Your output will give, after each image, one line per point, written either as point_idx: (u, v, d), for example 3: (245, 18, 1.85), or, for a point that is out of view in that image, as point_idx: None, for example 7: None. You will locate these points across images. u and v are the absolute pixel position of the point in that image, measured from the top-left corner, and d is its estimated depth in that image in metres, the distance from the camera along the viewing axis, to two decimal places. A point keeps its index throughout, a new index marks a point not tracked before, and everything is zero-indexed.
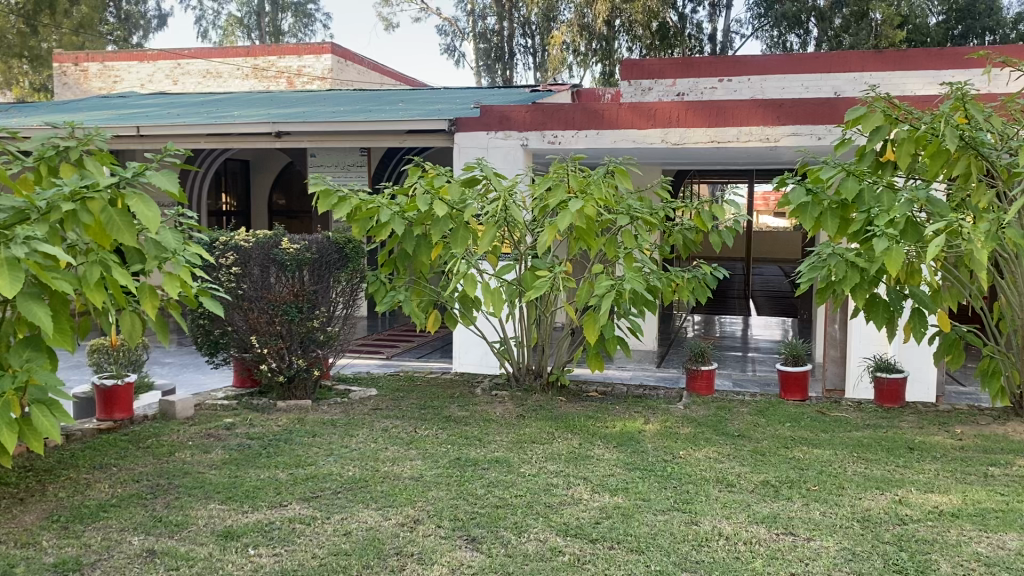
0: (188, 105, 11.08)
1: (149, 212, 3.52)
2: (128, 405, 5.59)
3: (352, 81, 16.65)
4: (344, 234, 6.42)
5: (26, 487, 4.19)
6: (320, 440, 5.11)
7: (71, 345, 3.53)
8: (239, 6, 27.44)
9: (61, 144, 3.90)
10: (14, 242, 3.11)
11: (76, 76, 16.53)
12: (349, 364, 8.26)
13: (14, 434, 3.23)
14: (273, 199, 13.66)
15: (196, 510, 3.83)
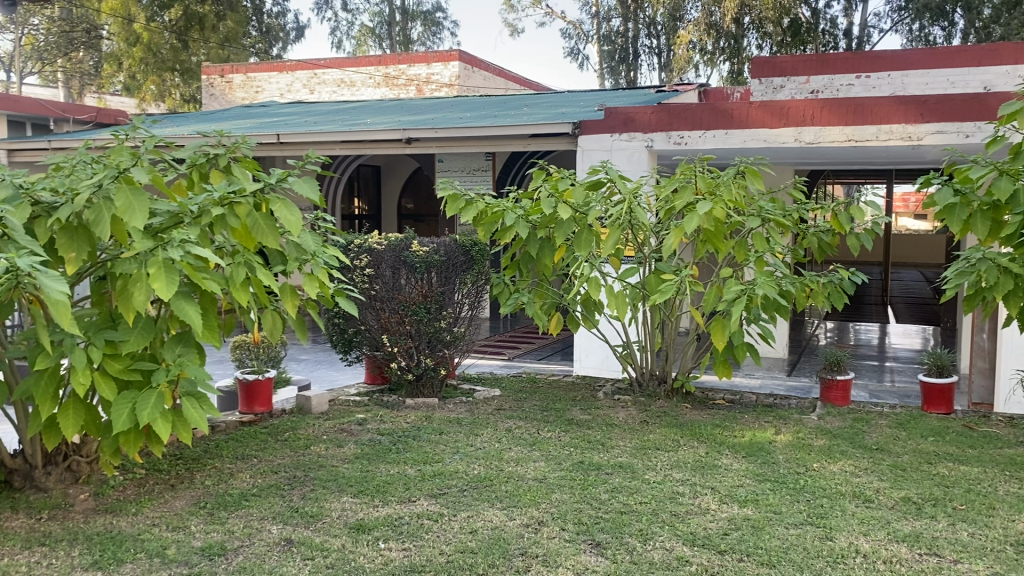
0: (324, 114, 11.55)
1: (292, 217, 3.69)
2: (267, 399, 5.87)
3: (478, 87, 16.92)
4: (470, 236, 6.51)
5: (176, 474, 4.46)
6: (447, 438, 5.21)
7: (218, 342, 3.74)
8: (371, 17, 28.38)
9: (211, 152, 4.14)
10: (170, 245, 3.32)
11: (222, 87, 17.52)
12: (474, 364, 8.39)
13: (168, 425, 3.45)
14: (402, 203, 14.03)
15: (330, 502, 3.97)
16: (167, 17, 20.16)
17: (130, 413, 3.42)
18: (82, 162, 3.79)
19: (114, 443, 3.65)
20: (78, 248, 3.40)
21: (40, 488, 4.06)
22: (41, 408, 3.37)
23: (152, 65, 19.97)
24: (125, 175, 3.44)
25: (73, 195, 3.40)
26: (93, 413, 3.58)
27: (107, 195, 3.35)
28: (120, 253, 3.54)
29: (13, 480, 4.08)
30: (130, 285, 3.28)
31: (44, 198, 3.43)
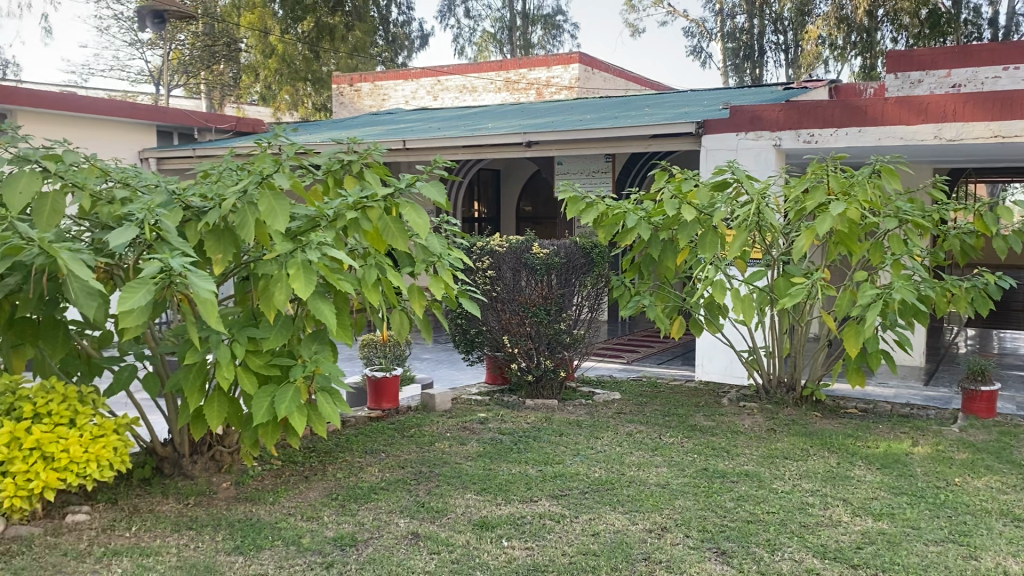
0: (447, 119, 11.81)
1: (420, 220, 3.78)
2: (394, 397, 6.05)
3: (598, 88, 16.87)
4: (591, 239, 6.49)
5: (310, 466, 4.66)
6: (567, 439, 5.23)
7: (350, 340, 3.89)
8: (493, 23, 28.74)
9: (346, 158, 4.31)
10: (309, 247, 3.48)
11: (351, 96, 18.20)
12: (594, 367, 8.37)
13: (303, 418, 3.61)
14: (522, 207, 14.13)
15: (454, 499, 4.06)
16: (300, 29, 21.10)
17: (269, 406, 3.60)
18: (228, 169, 4.02)
19: (254, 435, 3.84)
20: (225, 250, 3.63)
21: (188, 476, 4.33)
22: (190, 399, 3.59)
23: (286, 75, 20.83)
24: (268, 180, 3.63)
25: (220, 200, 3.62)
26: (236, 406, 3.79)
27: (251, 199, 3.54)
28: (262, 255, 3.74)
29: (164, 466, 4.37)
30: (271, 285, 3.46)
31: (195, 203, 3.67)
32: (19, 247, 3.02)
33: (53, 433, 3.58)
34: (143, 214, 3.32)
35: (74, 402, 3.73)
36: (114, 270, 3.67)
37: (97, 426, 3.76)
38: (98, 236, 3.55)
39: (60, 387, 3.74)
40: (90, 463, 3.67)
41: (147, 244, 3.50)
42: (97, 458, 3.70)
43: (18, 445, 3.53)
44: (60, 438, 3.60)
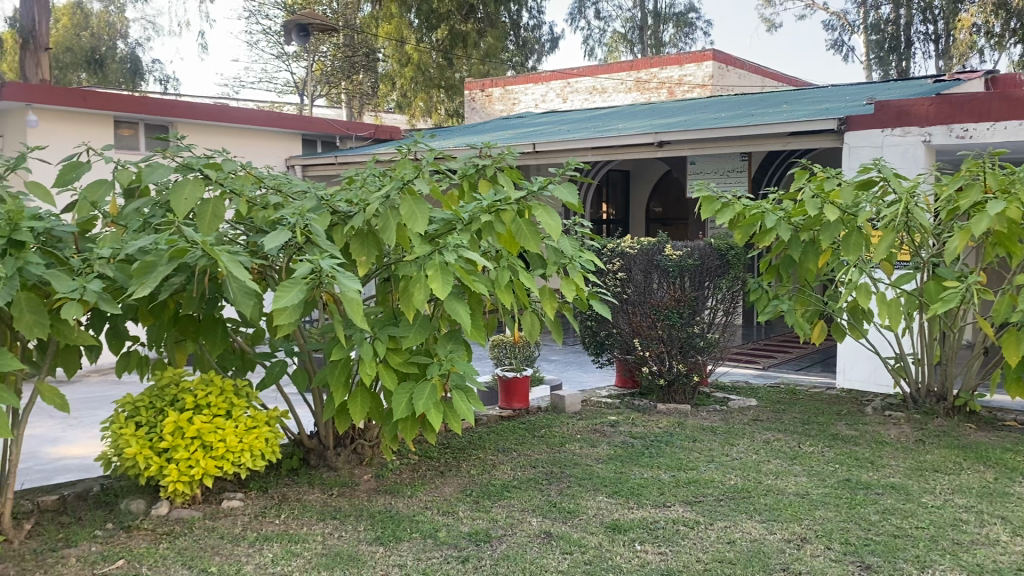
0: (577, 121, 11.84)
1: (552, 221, 3.82)
2: (524, 397, 6.12)
3: (733, 85, 16.47)
4: (726, 240, 6.34)
5: (445, 462, 4.79)
6: (701, 445, 5.14)
7: (485, 340, 3.97)
8: (624, 23, 28.49)
9: (480, 163, 4.40)
10: (446, 249, 3.58)
11: (483, 101, 18.48)
12: (728, 372, 8.18)
13: (440, 415, 3.71)
14: (652, 208, 13.97)
15: (586, 500, 4.07)
16: (434, 37, 21.68)
17: (408, 403, 3.72)
18: (371, 175, 4.19)
19: (394, 430, 3.98)
20: (368, 252, 3.79)
21: (332, 467, 4.53)
22: (335, 394, 3.76)
23: (421, 83, 21.52)
24: (409, 185, 3.75)
25: (364, 204, 3.78)
26: (377, 402, 3.94)
27: (393, 204, 3.68)
28: (402, 257, 3.88)
29: (310, 458, 4.61)
30: (411, 285, 3.58)
31: (342, 208, 3.84)
32: (185, 249, 3.26)
33: (212, 423, 3.84)
34: (295, 218, 3.51)
35: (230, 394, 3.97)
36: (267, 271, 3.90)
37: (251, 418, 4.00)
38: (253, 239, 3.78)
39: (218, 380, 4.00)
40: (244, 453, 3.91)
41: (297, 247, 3.70)
42: (250, 448, 3.94)
43: (181, 434, 3.80)
44: (218, 428, 3.85)
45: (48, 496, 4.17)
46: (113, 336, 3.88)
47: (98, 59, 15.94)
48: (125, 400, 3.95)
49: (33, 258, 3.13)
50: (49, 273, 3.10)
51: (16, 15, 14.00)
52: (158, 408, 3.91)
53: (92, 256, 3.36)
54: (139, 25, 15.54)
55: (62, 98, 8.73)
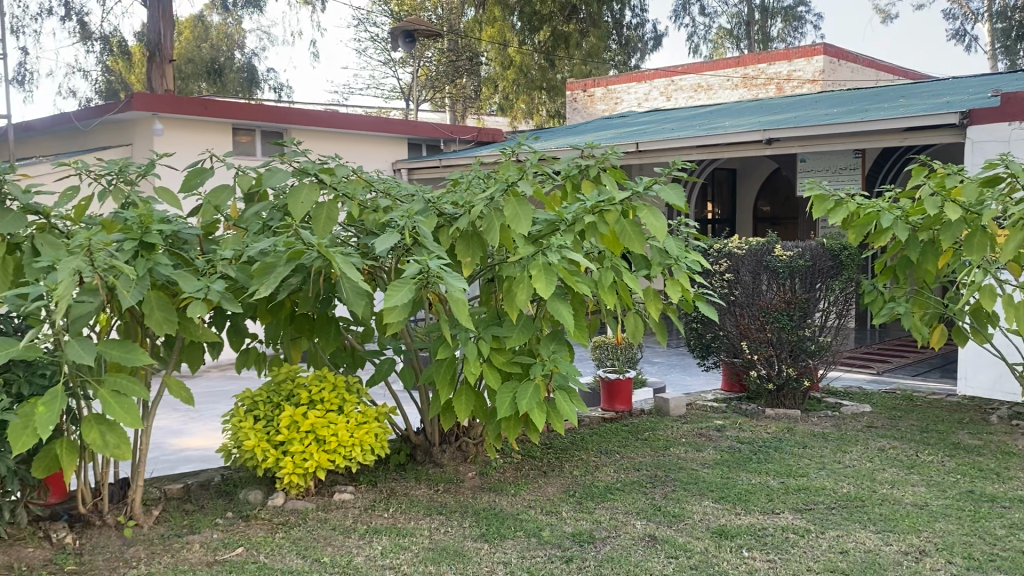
0: (682, 119, 11.68)
1: (658, 222, 3.78)
2: (627, 399, 6.08)
3: (845, 80, 15.87)
4: (839, 240, 6.16)
5: (548, 462, 4.81)
6: (811, 452, 4.99)
7: (587, 341, 3.97)
8: (729, 18, 27.88)
9: (584, 163, 4.39)
10: (549, 250, 3.59)
11: (584, 101, 18.38)
12: (839, 376, 7.91)
13: (543, 415, 3.74)
14: (760, 207, 13.64)
15: (692, 505, 4.01)
16: (537, 38, 21.78)
17: (511, 402, 3.75)
18: (476, 177, 4.25)
19: (497, 429, 4.03)
20: (473, 253, 3.85)
21: (437, 464, 4.62)
22: (441, 391, 3.83)
23: (523, 85, 21.70)
24: (513, 187, 3.79)
25: (469, 206, 3.84)
26: (481, 400, 3.99)
27: (498, 205, 3.73)
28: (506, 257, 3.92)
29: (416, 453, 4.71)
30: (514, 285, 3.61)
31: (448, 210, 3.92)
32: (301, 251, 3.40)
33: (325, 418, 3.97)
34: (403, 220, 3.60)
35: (341, 390, 4.10)
36: (376, 272, 4.01)
37: (362, 413, 4.12)
38: (363, 241, 3.90)
39: (331, 376, 4.14)
40: (355, 447, 4.04)
41: (405, 248, 3.79)
42: (361, 443, 4.06)
43: (296, 428, 3.95)
44: (331, 423, 3.98)
45: (174, 485, 4.41)
46: (233, 333, 4.06)
47: (218, 69, 16.70)
48: (244, 394, 4.14)
49: (161, 260, 3.31)
50: (176, 273, 3.28)
51: (144, 30, 14.82)
52: (274, 402, 4.08)
53: (216, 257, 3.54)
54: (256, 36, 16.20)
55: (186, 108, 9.20)
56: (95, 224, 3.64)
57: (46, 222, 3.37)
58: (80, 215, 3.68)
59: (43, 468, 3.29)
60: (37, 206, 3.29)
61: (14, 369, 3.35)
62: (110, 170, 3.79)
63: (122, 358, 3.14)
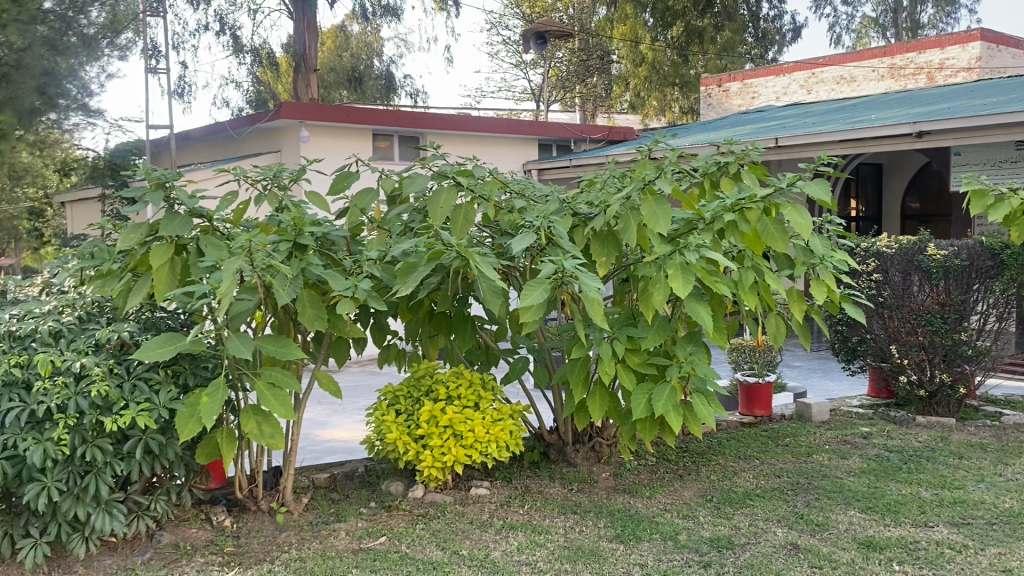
0: (824, 113, 11.24)
1: (802, 219, 3.70)
2: (767, 403, 5.90)
3: (1005, 67, 14.81)
4: (1001, 238, 5.74)
5: (685, 466, 4.74)
6: (969, 463, 4.69)
7: (725, 343, 3.89)
8: (875, 6, 26.60)
9: (723, 161, 4.31)
10: (688, 249, 3.54)
11: (719, 96, 18.03)
12: (998, 384, 7.42)
13: (679, 418, 3.69)
14: (909, 203, 12.99)
15: (837, 514, 3.86)
16: (670, 34, 21.45)
17: (647, 403, 3.72)
18: (610, 177, 4.24)
19: (632, 430, 3.99)
20: (608, 253, 3.86)
21: (571, 463, 4.63)
22: (575, 391, 3.84)
23: (655, 82, 21.48)
24: (650, 185, 3.75)
25: (606, 206, 3.84)
26: (616, 401, 3.97)
27: (634, 205, 3.71)
28: (642, 257, 3.90)
29: (550, 452, 4.73)
30: (651, 286, 3.58)
31: (583, 210, 3.93)
32: (440, 251, 3.49)
33: (462, 414, 4.07)
34: (539, 220, 3.62)
35: (477, 387, 4.19)
36: (511, 271, 4.07)
37: (497, 411, 4.19)
38: (500, 241, 3.96)
39: (467, 373, 4.24)
40: (491, 443, 4.11)
41: (541, 248, 3.83)
42: (496, 439, 4.12)
43: (435, 423, 4.07)
44: (467, 419, 4.07)
45: (321, 474, 4.63)
46: (375, 330, 4.22)
47: (358, 77, 17.33)
48: (386, 388, 4.30)
49: (313, 260, 3.48)
50: (326, 273, 3.44)
51: (291, 41, 15.60)
52: (415, 397, 4.22)
53: (362, 257, 3.70)
54: (393, 44, 16.73)
55: (330, 115, 9.59)
56: (252, 227, 3.86)
57: (209, 225, 3.59)
58: (239, 218, 3.91)
59: (205, 454, 3.51)
60: (201, 210, 3.51)
61: (181, 361, 3.60)
62: (265, 175, 4.00)
63: (277, 353, 3.32)
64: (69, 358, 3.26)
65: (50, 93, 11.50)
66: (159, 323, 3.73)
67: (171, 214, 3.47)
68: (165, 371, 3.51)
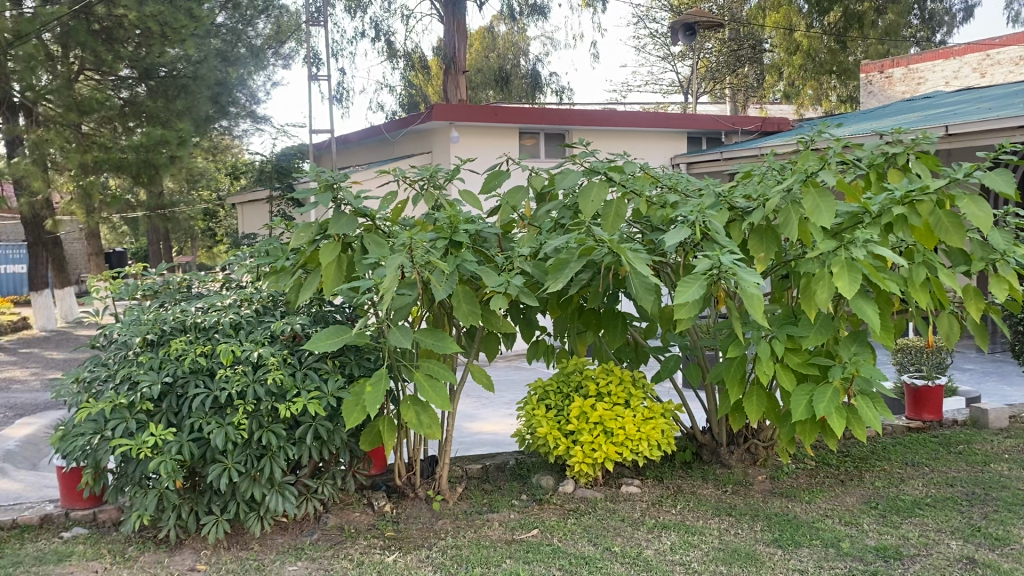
0: (1001, 97, 10.43)
1: (981, 212, 3.51)
2: (937, 408, 5.55)
3: None
4: None
5: (846, 471, 4.54)
6: None
7: (893, 343, 3.71)
8: None
9: (891, 151, 4.11)
10: (854, 244, 3.38)
11: (881, 83, 17.03)
12: None
13: (843, 420, 3.54)
14: None
15: (1019, 528, 3.59)
16: (826, 21, 20.52)
17: (807, 405, 3.59)
18: (769, 170, 4.11)
19: (791, 432, 3.87)
20: (767, 248, 3.76)
21: (725, 465, 4.52)
22: (731, 391, 3.75)
23: (811, 70, 20.62)
24: (812, 177, 3.63)
25: (764, 199, 3.73)
26: (774, 401, 3.86)
27: (796, 198, 3.60)
28: (803, 252, 3.77)
29: (703, 452, 4.64)
30: (813, 283, 3.45)
31: (740, 204, 3.82)
32: (592, 247, 3.48)
33: (612, 411, 4.06)
34: (693, 215, 3.55)
35: (629, 385, 4.18)
36: (663, 268, 4.03)
37: (648, 408, 4.16)
38: (651, 237, 3.93)
39: (617, 369, 4.23)
40: (642, 442, 4.08)
41: (696, 243, 3.76)
42: (648, 437, 4.10)
43: (586, 419, 4.08)
44: (618, 416, 4.06)
45: (474, 465, 4.74)
46: (525, 325, 4.27)
47: (505, 77, 17.52)
48: (537, 383, 4.36)
49: (468, 257, 3.56)
50: (480, 269, 3.51)
51: (441, 44, 16.06)
52: (565, 393, 4.25)
53: (513, 254, 3.74)
54: (539, 42, 16.86)
55: (476, 114, 9.73)
56: (410, 225, 3.99)
57: (372, 224, 3.75)
58: (398, 216, 4.05)
59: (368, 442, 3.68)
60: (366, 210, 3.68)
61: (347, 353, 3.81)
62: (422, 175, 4.14)
63: (434, 346, 3.43)
64: (248, 348, 3.53)
65: (223, 101, 12.81)
66: (326, 317, 3.96)
67: (338, 213, 3.64)
68: (332, 362, 3.72)
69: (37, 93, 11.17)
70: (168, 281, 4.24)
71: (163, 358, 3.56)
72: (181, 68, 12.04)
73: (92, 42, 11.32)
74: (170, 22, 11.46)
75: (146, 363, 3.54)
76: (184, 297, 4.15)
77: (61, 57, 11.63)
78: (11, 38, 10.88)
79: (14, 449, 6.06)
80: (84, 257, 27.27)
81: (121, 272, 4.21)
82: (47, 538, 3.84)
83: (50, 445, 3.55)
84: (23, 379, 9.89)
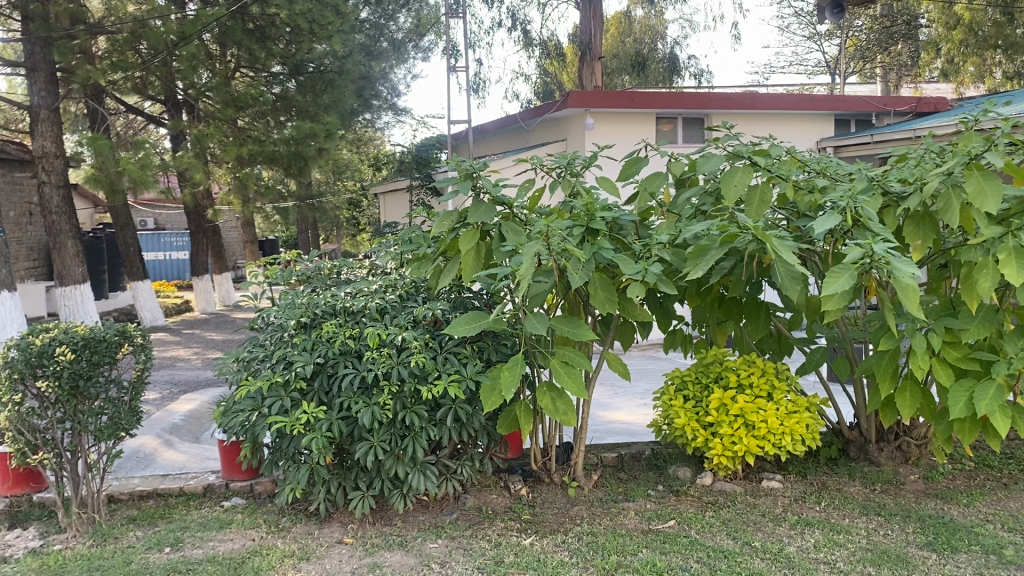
0: None
1: None
2: None
3: None
4: None
5: (1009, 474, 4.24)
6: None
7: None
8: None
9: None
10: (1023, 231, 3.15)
11: None
12: None
13: (1007, 419, 3.31)
14: None
15: None
16: None
17: (967, 401, 3.38)
18: (926, 152, 3.88)
19: (948, 430, 3.65)
20: (924, 236, 3.57)
21: (874, 462, 4.32)
22: (882, 384, 3.58)
23: (973, 46, 19.08)
24: (976, 160, 3.41)
25: (922, 183, 3.52)
26: (929, 398, 3.66)
27: (957, 181, 3.39)
28: (965, 240, 3.56)
29: (850, 449, 4.44)
30: (976, 272, 3.24)
31: (895, 188, 3.63)
32: (735, 234, 3.37)
33: (754, 403, 3.96)
34: (845, 200, 3.39)
35: (772, 377, 4.06)
36: (810, 256, 3.88)
37: (792, 402, 4.04)
38: (799, 224, 3.79)
39: (759, 361, 4.13)
40: (786, 436, 3.95)
41: (846, 230, 3.59)
42: (791, 432, 3.97)
43: (726, 411, 3.99)
44: (760, 409, 3.95)
45: (609, 453, 4.72)
46: (661, 314, 4.20)
47: (641, 62, 17.22)
48: (674, 373, 4.30)
49: (605, 245, 3.54)
50: (617, 257, 3.49)
51: (577, 31, 16.00)
52: (704, 384, 4.17)
53: (652, 242, 3.69)
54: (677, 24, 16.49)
55: (613, 101, 9.69)
56: (547, 213, 4.02)
57: (510, 212, 3.79)
58: (535, 204, 4.08)
59: (506, 426, 3.74)
60: (504, 198, 3.72)
61: (485, 339, 3.89)
62: (559, 163, 4.15)
63: (571, 333, 3.45)
64: (393, 332, 3.66)
65: (365, 95, 13.50)
66: (466, 304, 4.04)
67: (477, 202, 3.70)
68: (472, 346, 3.82)
69: (199, 90, 11.77)
70: (319, 267, 4.45)
71: (315, 340, 3.74)
72: (328, 63, 12.73)
73: (247, 41, 11.93)
74: (318, 20, 11.88)
75: (300, 344, 3.73)
76: (334, 282, 4.36)
77: (219, 55, 12.38)
78: (176, 40, 11.31)
79: (179, 423, 6.53)
80: (240, 243, 29.02)
81: (275, 259, 4.45)
82: (210, 505, 4.13)
83: (213, 420, 3.80)
84: (186, 359, 10.62)
